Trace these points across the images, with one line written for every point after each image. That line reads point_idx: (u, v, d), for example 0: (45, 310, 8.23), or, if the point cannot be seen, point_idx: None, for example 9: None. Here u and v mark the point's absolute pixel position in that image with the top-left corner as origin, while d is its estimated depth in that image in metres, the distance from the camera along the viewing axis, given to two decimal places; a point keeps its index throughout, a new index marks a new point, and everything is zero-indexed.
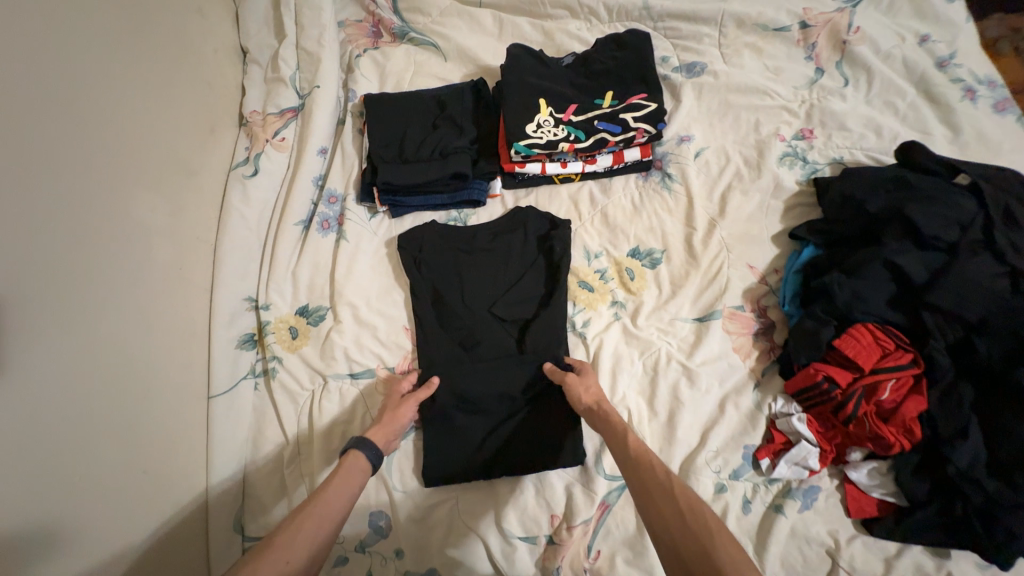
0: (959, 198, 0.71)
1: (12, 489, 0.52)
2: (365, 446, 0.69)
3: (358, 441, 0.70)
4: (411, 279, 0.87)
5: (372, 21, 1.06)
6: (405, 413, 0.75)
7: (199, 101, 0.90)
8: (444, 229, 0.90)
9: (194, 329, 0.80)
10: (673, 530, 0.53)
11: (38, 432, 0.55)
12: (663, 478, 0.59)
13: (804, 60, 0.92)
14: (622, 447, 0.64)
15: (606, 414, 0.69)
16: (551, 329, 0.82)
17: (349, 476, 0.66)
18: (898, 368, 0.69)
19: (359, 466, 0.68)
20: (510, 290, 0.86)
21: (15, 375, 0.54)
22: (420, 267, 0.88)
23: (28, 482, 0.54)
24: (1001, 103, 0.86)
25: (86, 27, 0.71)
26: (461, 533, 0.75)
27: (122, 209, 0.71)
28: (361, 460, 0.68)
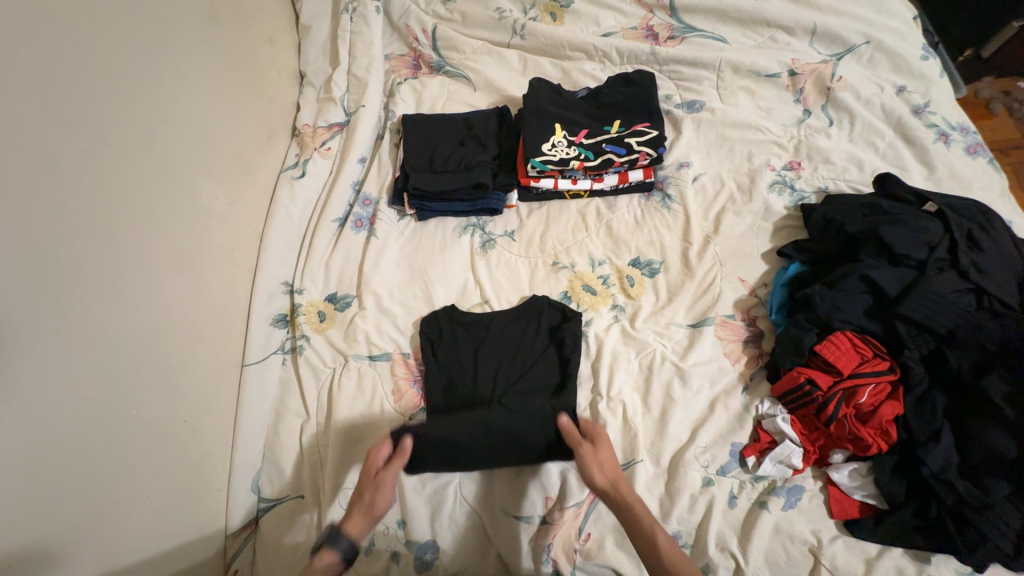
0: (926, 221, 0.78)
1: (70, 418, 0.60)
2: (338, 543, 0.69)
3: (332, 538, 0.69)
4: (445, 335, 0.91)
5: (413, 55, 1.23)
6: (387, 486, 0.73)
7: (261, 113, 1.05)
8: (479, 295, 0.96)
9: (236, 305, 0.90)
10: None
11: (98, 372, 0.64)
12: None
13: (793, 102, 1.04)
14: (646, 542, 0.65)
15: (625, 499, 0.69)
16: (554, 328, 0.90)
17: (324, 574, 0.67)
18: (876, 374, 0.74)
19: (333, 562, 0.68)
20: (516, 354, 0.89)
21: (85, 321, 0.63)
22: (454, 323, 0.92)
23: (84, 416, 0.62)
24: (972, 146, 0.95)
25: (181, 49, 0.86)
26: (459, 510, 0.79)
27: (188, 194, 0.82)
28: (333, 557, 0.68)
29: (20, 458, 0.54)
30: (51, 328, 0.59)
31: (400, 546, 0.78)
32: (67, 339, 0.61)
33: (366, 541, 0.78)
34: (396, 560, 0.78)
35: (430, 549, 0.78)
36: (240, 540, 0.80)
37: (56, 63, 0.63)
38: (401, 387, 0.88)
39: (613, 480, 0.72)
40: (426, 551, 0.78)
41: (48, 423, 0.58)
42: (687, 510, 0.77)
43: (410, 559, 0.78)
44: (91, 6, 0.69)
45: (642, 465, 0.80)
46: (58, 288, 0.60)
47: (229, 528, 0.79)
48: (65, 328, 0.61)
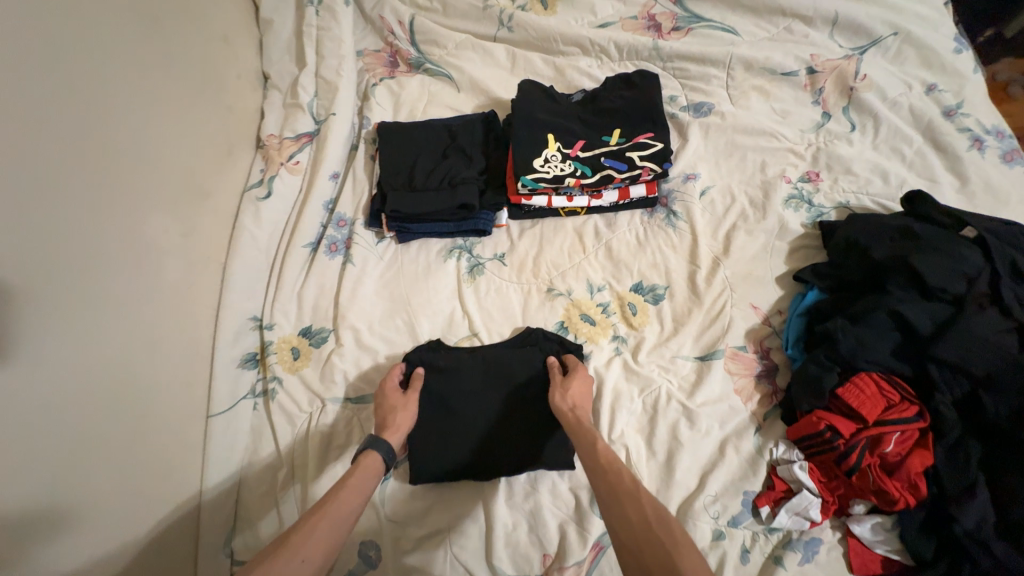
0: (965, 249, 0.70)
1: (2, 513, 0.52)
2: (378, 445, 0.70)
3: (374, 441, 0.71)
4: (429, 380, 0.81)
5: (389, 51, 1.11)
6: (410, 407, 0.77)
7: (219, 125, 0.93)
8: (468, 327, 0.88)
9: (199, 347, 0.81)
10: (635, 530, 0.56)
11: (37, 452, 0.56)
12: (630, 485, 0.61)
13: (810, 104, 0.94)
14: (591, 456, 0.66)
15: (580, 420, 0.71)
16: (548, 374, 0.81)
17: (365, 473, 0.67)
18: (904, 422, 0.67)
19: (375, 464, 0.69)
20: (523, 416, 0.80)
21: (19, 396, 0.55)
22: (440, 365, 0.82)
23: (21, 505, 0.54)
24: (1009, 153, 0.86)
25: (119, 56, 0.74)
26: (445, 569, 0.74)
27: (135, 229, 0.72)
28: (375, 458, 0.69)
29: None
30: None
31: None
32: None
33: None
34: None
35: None
36: None
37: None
38: None
39: (574, 404, 0.74)
40: None
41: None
42: None
43: None
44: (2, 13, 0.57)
45: None
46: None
47: None
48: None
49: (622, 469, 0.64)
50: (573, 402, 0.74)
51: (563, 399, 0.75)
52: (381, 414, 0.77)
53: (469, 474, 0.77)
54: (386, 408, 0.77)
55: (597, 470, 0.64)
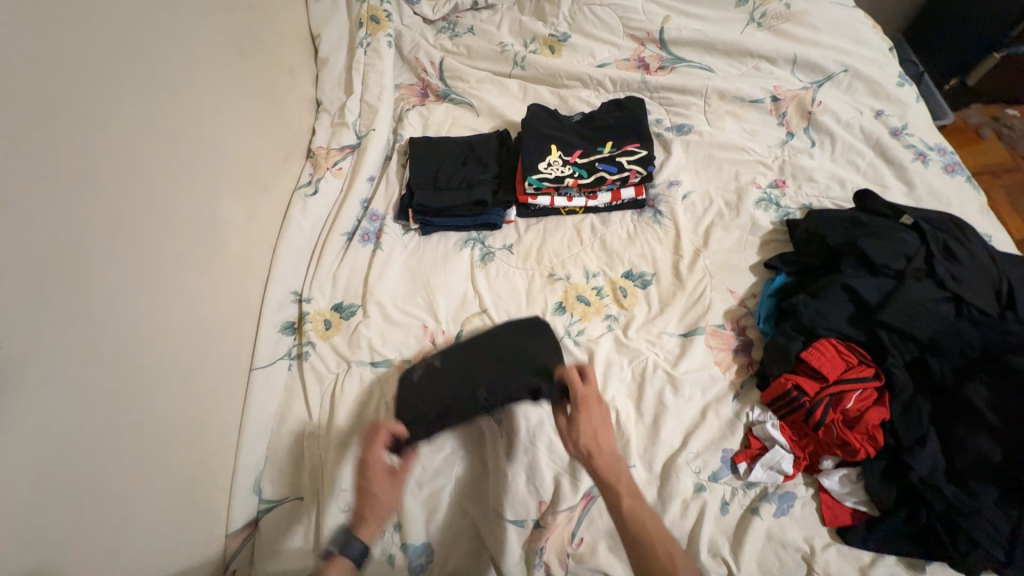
0: (903, 234, 0.83)
1: (101, 404, 0.65)
2: (349, 548, 0.69)
3: (341, 544, 0.69)
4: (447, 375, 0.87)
5: (422, 85, 1.33)
6: (393, 489, 0.74)
7: (279, 136, 1.13)
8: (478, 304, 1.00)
9: (248, 311, 0.95)
10: None
11: (128, 365, 0.70)
12: (665, 557, 0.61)
13: (776, 126, 1.10)
14: (619, 516, 0.65)
15: (599, 468, 0.69)
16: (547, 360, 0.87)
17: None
18: (861, 380, 0.76)
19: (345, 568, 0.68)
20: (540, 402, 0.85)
21: (120, 316, 0.69)
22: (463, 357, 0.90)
23: (113, 404, 0.67)
24: (950, 165, 1.00)
25: (212, 77, 0.95)
26: (486, 527, 0.80)
27: (211, 206, 0.90)
28: (342, 564, 0.68)
29: (57, 436, 0.59)
30: (76, 330, 0.63)
31: (395, 549, 0.79)
32: (104, 329, 0.67)
33: None
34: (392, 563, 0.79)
35: (425, 553, 0.79)
36: (239, 543, 0.83)
37: (111, 87, 0.71)
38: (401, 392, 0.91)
39: (588, 447, 0.71)
40: (421, 554, 0.79)
41: (69, 419, 0.61)
42: (678, 516, 0.77)
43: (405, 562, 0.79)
44: (139, 38, 0.78)
45: (634, 470, 0.82)
46: (100, 283, 0.67)
47: (231, 527, 0.83)
48: (98, 319, 0.66)
49: (654, 534, 0.62)
50: (586, 446, 0.71)
51: (574, 442, 0.72)
52: (358, 498, 0.73)
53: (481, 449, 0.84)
54: (364, 489, 0.72)
55: (626, 529, 0.64)
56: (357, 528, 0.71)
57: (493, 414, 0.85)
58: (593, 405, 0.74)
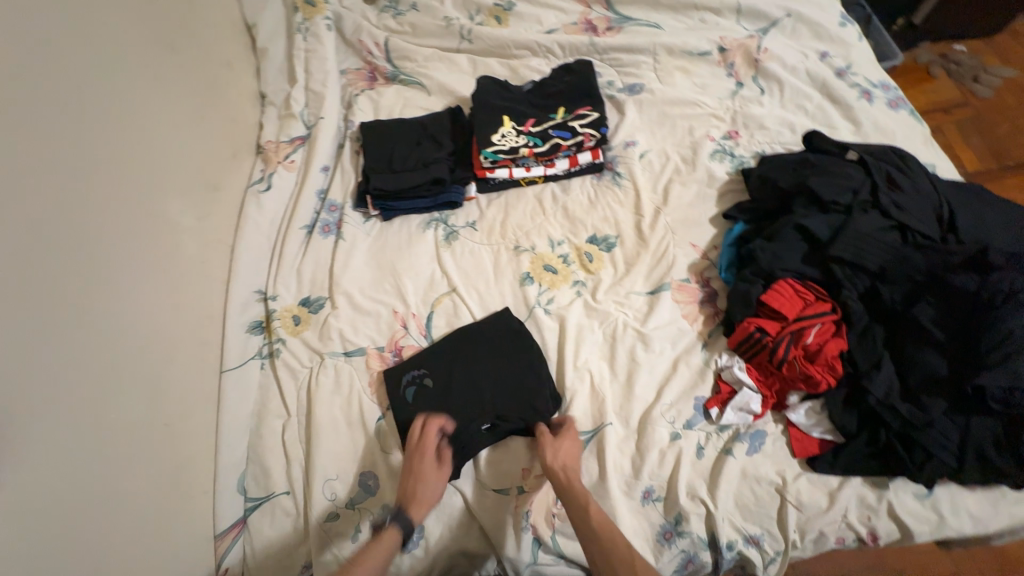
0: (849, 170, 0.85)
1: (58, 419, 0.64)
2: (398, 521, 0.72)
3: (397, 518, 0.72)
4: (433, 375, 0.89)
5: (369, 68, 1.29)
6: (442, 473, 0.77)
7: (223, 133, 1.09)
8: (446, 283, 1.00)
9: (211, 314, 0.93)
10: None
11: (82, 378, 0.68)
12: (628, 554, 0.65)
13: (725, 77, 1.10)
14: (587, 522, 0.69)
15: (574, 484, 0.73)
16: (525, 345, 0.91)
17: (384, 547, 0.70)
18: (819, 315, 0.79)
19: (395, 538, 0.71)
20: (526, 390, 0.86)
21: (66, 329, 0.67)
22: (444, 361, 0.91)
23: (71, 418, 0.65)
24: (893, 101, 1.02)
25: (140, 75, 0.91)
26: (500, 540, 0.78)
27: (155, 209, 0.86)
28: (394, 534, 0.71)
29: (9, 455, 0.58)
30: (16, 348, 0.61)
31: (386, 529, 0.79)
32: (49, 344, 0.65)
33: (352, 529, 0.79)
34: None
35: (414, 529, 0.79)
36: (228, 541, 0.80)
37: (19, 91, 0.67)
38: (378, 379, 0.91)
39: (565, 466, 0.75)
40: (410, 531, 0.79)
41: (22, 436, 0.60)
42: (657, 465, 0.80)
43: None
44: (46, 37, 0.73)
45: (612, 428, 0.83)
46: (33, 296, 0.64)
47: (217, 528, 0.80)
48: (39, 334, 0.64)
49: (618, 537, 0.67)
50: (564, 464, 0.76)
51: (553, 459, 0.76)
52: (409, 478, 0.77)
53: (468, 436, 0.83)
54: (414, 473, 0.77)
55: (596, 533, 0.68)
56: (405, 501, 0.75)
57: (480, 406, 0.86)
58: (573, 437, 0.80)
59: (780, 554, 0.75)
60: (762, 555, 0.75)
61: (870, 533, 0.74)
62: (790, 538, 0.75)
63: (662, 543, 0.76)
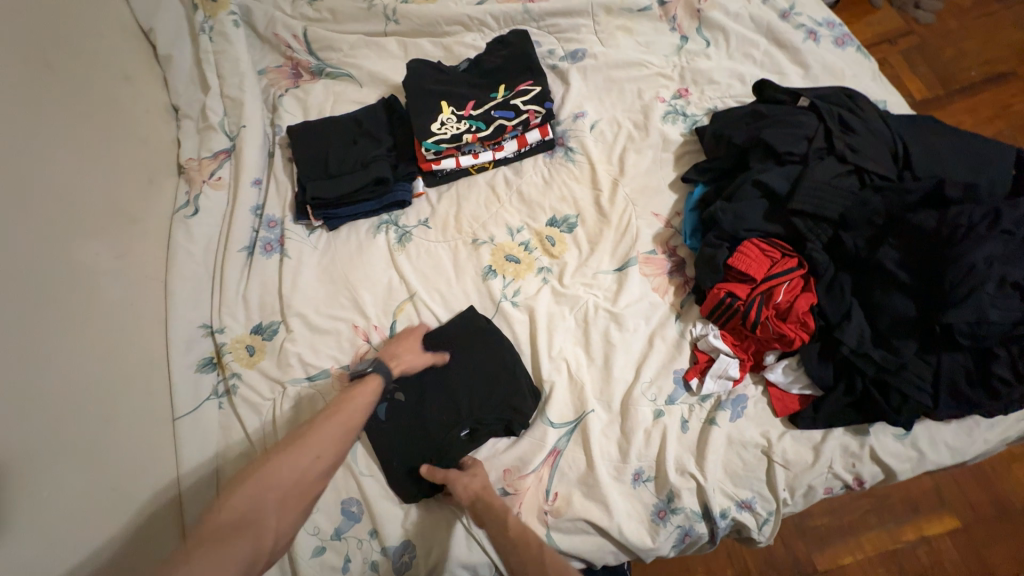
0: (801, 117, 0.82)
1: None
2: (379, 367, 0.77)
3: (375, 364, 0.78)
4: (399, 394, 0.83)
5: (290, 64, 1.17)
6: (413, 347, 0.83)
7: (136, 156, 0.98)
8: (405, 288, 0.94)
9: (154, 358, 0.86)
10: None
11: (14, 457, 0.61)
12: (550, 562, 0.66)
13: (669, 32, 1.05)
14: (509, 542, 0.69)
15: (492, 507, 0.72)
16: (491, 346, 0.85)
17: (363, 391, 0.74)
18: (787, 272, 0.77)
19: (373, 385, 0.76)
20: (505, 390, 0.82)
21: None
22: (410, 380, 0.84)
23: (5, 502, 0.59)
24: (840, 39, 0.99)
25: (22, 104, 0.79)
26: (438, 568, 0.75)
27: (65, 254, 0.77)
28: (374, 380, 0.76)
29: None
30: None
31: (377, 555, 0.76)
32: None
33: (342, 560, 0.76)
34: (376, 569, 0.76)
35: (407, 549, 0.77)
36: None
37: None
38: None
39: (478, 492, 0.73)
40: (404, 551, 0.77)
41: None
42: (644, 445, 0.78)
43: (388, 565, 0.76)
44: None
45: (594, 415, 0.81)
46: None
47: None
48: None
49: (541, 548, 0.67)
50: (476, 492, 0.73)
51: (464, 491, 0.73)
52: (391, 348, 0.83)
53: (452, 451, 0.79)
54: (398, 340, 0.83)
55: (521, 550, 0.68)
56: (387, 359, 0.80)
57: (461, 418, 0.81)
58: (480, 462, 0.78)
59: (773, 514, 0.75)
60: (756, 518, 0.75)
61: (855, 479, 0.75)
62: (781, 497, 0.75)
63: (656, 522, 0.75)
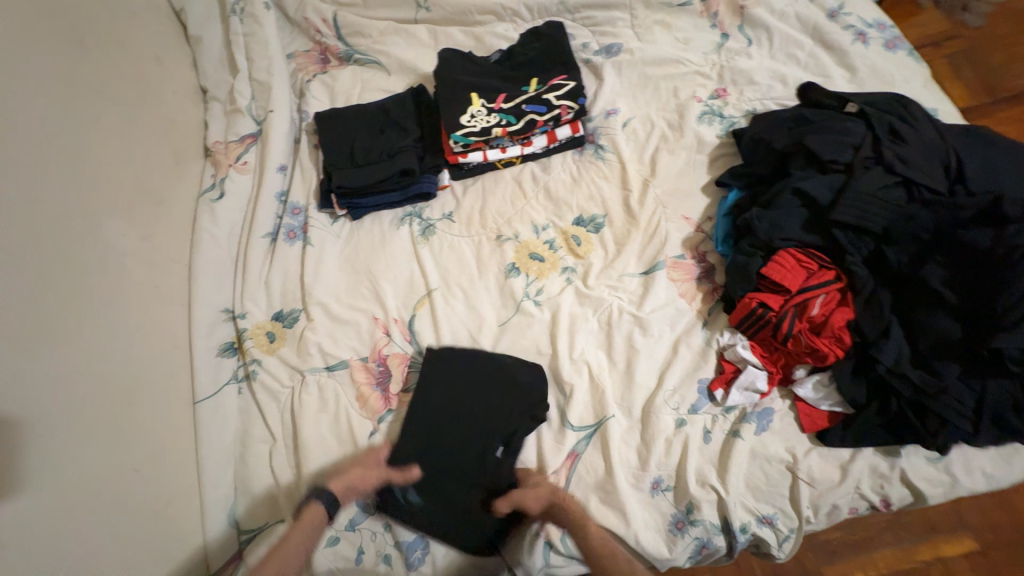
0: (849, 123, 0.79)
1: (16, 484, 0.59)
2: (318, 495, 0.75)
3: (314, 493, 0.76)
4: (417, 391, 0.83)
5: (319, 49, 1.16)
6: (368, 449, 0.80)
7: (163, 138, 0.98)
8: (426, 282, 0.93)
9: (176, 340, 0.86)
10: None
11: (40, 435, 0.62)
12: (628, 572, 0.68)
13: (709, 28, 1.01)
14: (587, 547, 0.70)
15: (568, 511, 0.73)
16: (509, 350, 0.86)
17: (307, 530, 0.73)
18: (823, 285, 0.74)
19: (318, 516, 0.74)
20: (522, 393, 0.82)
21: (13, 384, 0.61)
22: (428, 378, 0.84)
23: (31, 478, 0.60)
24: (890, 42, 0.94)
25: (55, 84, 0.80)
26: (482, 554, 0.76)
27: (93, 236, 0.78)
28: (316, 510, 0.74)
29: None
30: None
31: (390, 548, 0.76)
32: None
33: (355, 551, 0.76)
34: (388, 563, 0.76)
35: (419, 545, 0.76)
36: None
37: None
38: (365, 393, 0.86)
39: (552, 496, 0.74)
40: (416, 547, 0.76)
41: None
42: (664, 455, 0.77)
43: (401, 559, 0.76)
44: None
45: (615, 420, 0.79)
46: None
47: (212, 567, 0.77)
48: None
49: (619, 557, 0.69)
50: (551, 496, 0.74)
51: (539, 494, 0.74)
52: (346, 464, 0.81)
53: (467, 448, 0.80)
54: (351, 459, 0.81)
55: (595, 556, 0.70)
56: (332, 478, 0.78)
57: (478, 418, 0.82)
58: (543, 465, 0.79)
59: (795, 531, 0.74)
60: (777, 534, 0.73)
61: (882, 500, 0.73)
62: (804, 515, 0.73)
63: (674, 532, 0.74)
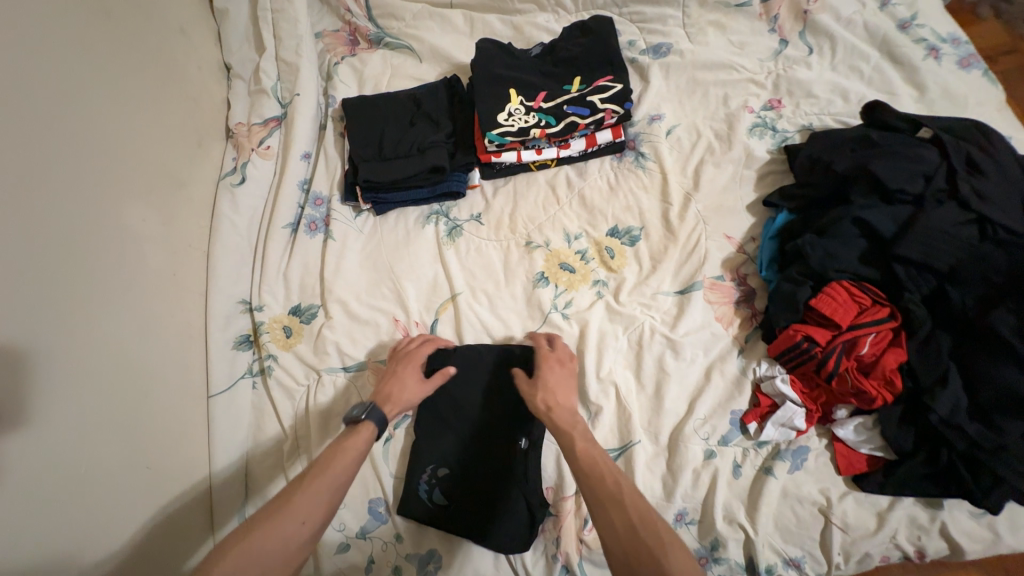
0: (922, 150, 0.74)
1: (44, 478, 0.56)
2: (372, 413, 0.68)
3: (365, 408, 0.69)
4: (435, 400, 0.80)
5: (348, 29, 1.10)
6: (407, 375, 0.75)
7: (187, 117, 0.94)
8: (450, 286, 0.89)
9: (193, 331, 0.84)
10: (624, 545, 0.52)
11: (65, 427, 0.60)
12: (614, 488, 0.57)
13: (767, 33, 0.94)
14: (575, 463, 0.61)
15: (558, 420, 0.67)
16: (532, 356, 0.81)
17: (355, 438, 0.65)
18: (877, 323, 0.70)
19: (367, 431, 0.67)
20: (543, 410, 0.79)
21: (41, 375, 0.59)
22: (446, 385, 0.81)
23: (55, 475, 0.58)
24: (965, 59, 0.87)
25: (82, 54, 0.75)
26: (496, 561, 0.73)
27: (116, 218, 0.74)
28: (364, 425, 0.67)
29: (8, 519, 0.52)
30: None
31: (401, 560, 0.75)
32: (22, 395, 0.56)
33: (365, 560, 0.75)
34: None
35: (432, 559, 0.74)
36: None
37: None
38: None
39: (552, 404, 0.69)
40: (428, 560, 0.74)
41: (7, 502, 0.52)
42: (691, 487, 0.74)
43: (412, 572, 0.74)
44: None
45: (640, 446, 0.76)
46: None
47: None
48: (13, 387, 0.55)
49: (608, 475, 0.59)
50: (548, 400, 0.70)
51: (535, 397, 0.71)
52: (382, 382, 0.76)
53: (485, 462, 0.77)
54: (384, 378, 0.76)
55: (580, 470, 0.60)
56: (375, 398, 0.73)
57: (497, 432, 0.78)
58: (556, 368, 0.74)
59: None
60: None
61: (917, 551, 0.70)
62: (834, 561, 0.70)
63: None
